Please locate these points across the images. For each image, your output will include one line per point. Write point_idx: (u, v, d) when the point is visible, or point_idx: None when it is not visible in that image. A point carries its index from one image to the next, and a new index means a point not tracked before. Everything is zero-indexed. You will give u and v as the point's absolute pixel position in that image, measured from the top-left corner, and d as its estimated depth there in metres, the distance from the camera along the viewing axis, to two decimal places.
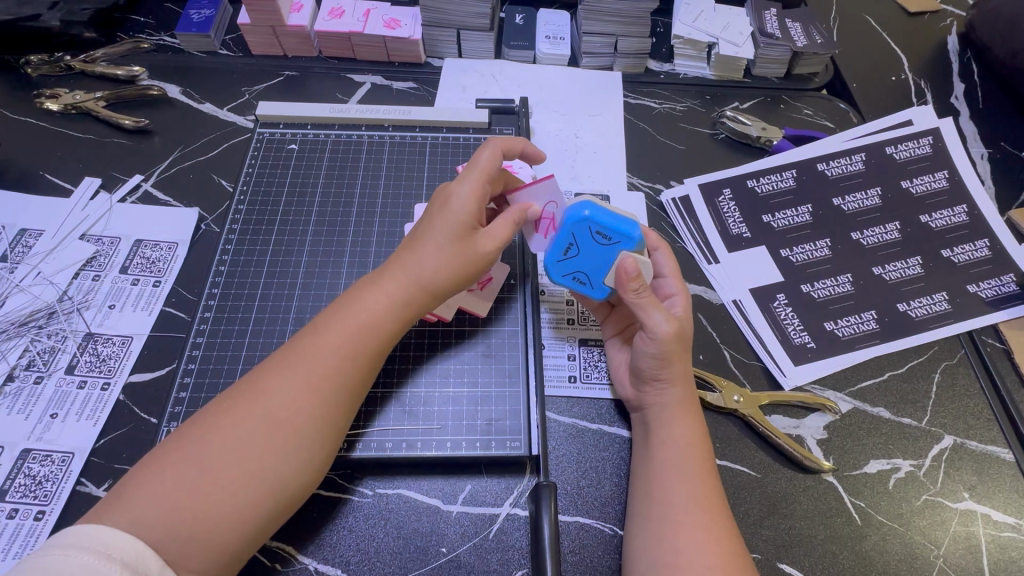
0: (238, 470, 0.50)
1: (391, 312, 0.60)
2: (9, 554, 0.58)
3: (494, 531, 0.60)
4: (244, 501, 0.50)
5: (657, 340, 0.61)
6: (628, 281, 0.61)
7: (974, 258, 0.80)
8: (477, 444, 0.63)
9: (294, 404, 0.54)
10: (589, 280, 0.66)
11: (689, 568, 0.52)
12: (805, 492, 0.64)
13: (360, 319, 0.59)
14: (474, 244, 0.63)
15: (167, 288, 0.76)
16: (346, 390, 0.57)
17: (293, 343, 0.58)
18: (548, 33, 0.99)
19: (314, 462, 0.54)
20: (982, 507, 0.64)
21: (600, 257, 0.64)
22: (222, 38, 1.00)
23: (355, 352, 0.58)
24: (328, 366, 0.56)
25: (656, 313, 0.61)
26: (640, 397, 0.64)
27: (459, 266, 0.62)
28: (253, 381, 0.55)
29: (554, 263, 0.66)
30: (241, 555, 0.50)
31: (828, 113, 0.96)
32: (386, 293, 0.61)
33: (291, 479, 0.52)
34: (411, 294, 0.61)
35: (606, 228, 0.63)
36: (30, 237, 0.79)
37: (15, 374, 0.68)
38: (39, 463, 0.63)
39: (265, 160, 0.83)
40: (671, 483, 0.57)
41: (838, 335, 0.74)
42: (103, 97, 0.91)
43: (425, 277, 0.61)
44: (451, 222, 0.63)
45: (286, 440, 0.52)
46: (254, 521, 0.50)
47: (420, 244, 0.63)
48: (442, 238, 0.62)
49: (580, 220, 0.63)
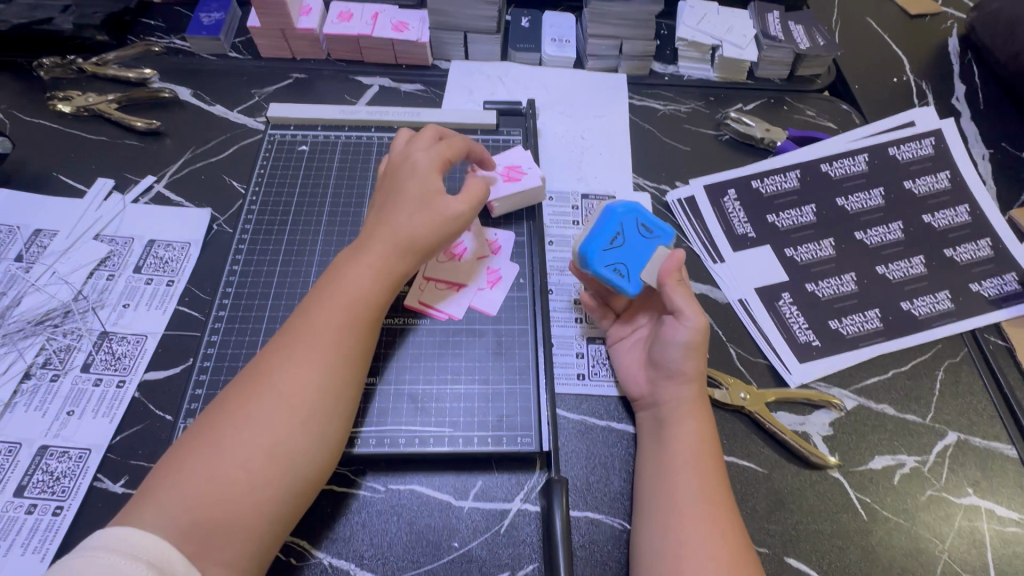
0: (253, 449, 0.51)
1: (376, 282, 0.62)
2: (29, 549, 0.59)
3: (505, 526, 0.61)
4: (263, 479, 0.51)
5: (696, 327, 0.63)
6: (673, 267, 0.66)
7: (976, 257, 0.81)
8: (488, 440, 0.64)
9: (299, 380, 0.55)
10: (629, 273, 0.67)
11: (693, 562, 0.54)
12: (812, 488, 0.65)
13: (350, 292, 0.60)
14: (446, 208, 0.66)
15: (180, 287, 0.77)
16: (347, 364, 0.58)
17: (289, 326, 0.59)
18: (554, 36, 1.00)
19: (327, 434, 0.55)
20: (986, 502, 0.65)
21: (639, 249, 0.68)
22: (232, 41, 1.01)
23: (351, 327, 0.59)
24: (326, 343, 0.57)
25: (696, 303, 0.65)
26: (655, 393, 0.66)
27: (435, 229, 0.65)
28: (257, 368, 0.56)
29: (597, 252, 0.67)
30: (273, 535, 0.51)
31: (831, 114, 0.97)
32: (367, 260, 0.62)
33: (306, 453, 0.53)
34: (392, 260, 0.63)
35: (649, 223, 0.69)
36: (45, 237, 0.80)
37: (31, 373, 0.69)
38: (56, 459, 0.64)
39: (277, 161, 0.85)
40: (681, 479, 0.59)
41: (843, 332, 0.75)
42: (115, 100, 0.92)
43: (403, 242, 0.63)
44: (421, 189, 0.65)
45: (293, 414, 0.53)
46: (276, 500, 0.51)
47: (392, 212, 0.65)
48: (409, 202, 0.65)
49: (624, 215, 0.69)
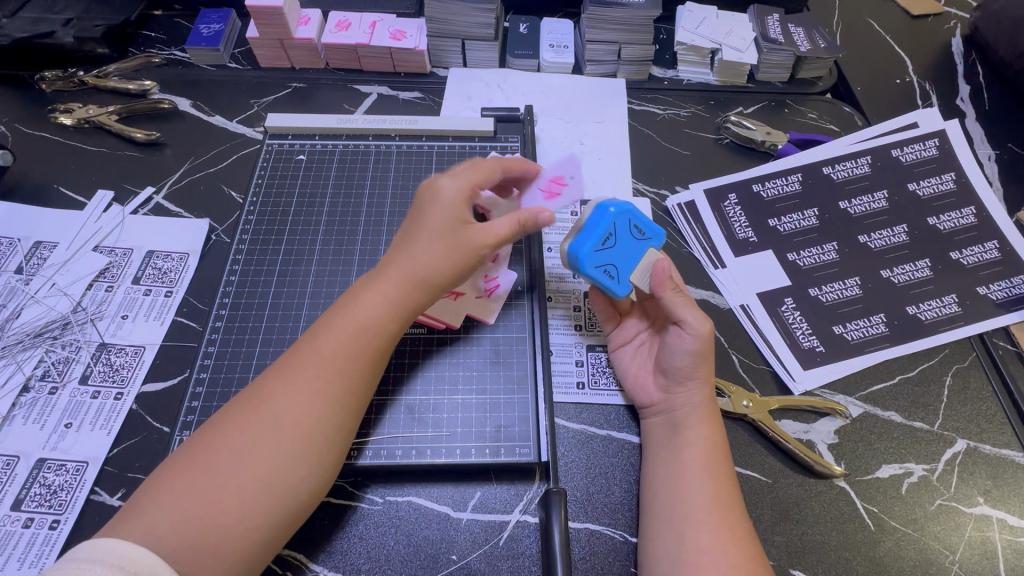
0: (248, 475, 0.50)
1: (386, 310, 0.60)
2: (25, 563, 0.58)
3: (504, 538, 0.60)
4: (253, 506, 0.50)
5: (699, 337, 0.62)
6: (667, 277, 0.65)
7: (984, 260, 0.80)
8: (486, 451, 0.64)
9: (299, 408, 0.54)
10: (619, 275, 0.66)
11: (708, 569, 0.52)
12: (817, 497, 0.64)
13: (358, 319, 0.59)
14: (467, 242, 0.63)
15: (179, 298, 0.77)
16: (350, 394, 0.57)
17: (294, 349, 0.58)
18: (552, 42, 1.00)
19: (324, 466, 0.54)
20: (997, 511, 0.64)
21: (632, 250, 0.67)
22: (232, 52, 1.02)
23: (356, 356, 0.58)
24: (331, 371, 0.56)
25: (695, 310, 0.64)
26: (670, 399, 0.64)
27: (455, 260, 0.62)
28: (258, 390, 0.55)
29: (590, 251, 0.65)
30: (258, 559, 0.50)
31: (833, 117, 0.96)
32: (383, 288, 0.61)
33: (300, 483, 0.52)
34: (406, 289, 0.61)
35: (642, 223, 0.67)
36: (45, 249, 0.80)
37: (30, 385, 0.69)
38: (54, 472, 0.63)
39: (275, 170, 0.85)
40: (693, 483, 0.58)
41: (848, 339, 0.74)
42: (115, 111, 0.92)
43: (418, 271, 0.61)
44: (444, 218, 0.63)
45: (292, 444, 0.53)
46: (264, 528, 0.50)
47: (413, 238, 0.63)
48: (432, 232, 0.63)
49: (615, 215, 0.66)
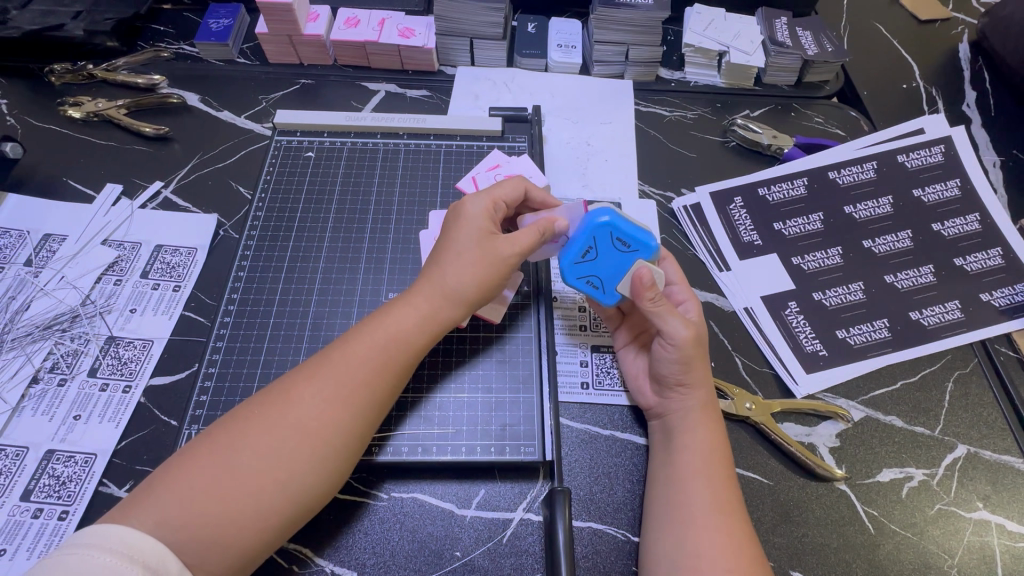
0: (265, 477, 0.51)
1: (417, 325, 0.61)
2: (34, 552, 0.59)
3: (508, 535, 0.61)
4: (269, 507, 0.50)
5: (678, 346, 0.62)
6: (645, 290, 0.62)
7: (987, 266, 0.80)
8: (491, 449, 0.64)
9: (322, 415, 0.54)
10: (603, 285, 0.66)
11: (709, 571, 0.53)
12: (818, 499, 0.64)
13: (390, 332, 0.60)
14: (496, 252, 0.63)
15: (186, 293, 0.77)
16: (371, 405, 0.57)
17: (322, 354, 0.59)
18: (561, 42, 1.00)
19: (338, 472, 0.54)
20: (996, 517, 0.64)
21: (618, 262, 0.65)
22: (240, 47, 1.02)
23: (382, 366, 0.58)
24: (356, 380, 0.57)
25: (674, 319, 0.62)
26: (664, 403, 0.65)
27: (487, 274, 0.63)
28: (283, 390, 0.56)
29: (569, 266, 0.65)
30: (262, 555, 0.51)
31: (840, 121, 0.96)
32: (415, 305, 0.62)
33: (313, 489, 0.53)
34: (438, 308, 0.62)
35: (627, 236, 0.64)
36: (54, 242, 0.80)
37: (39, 376, 0.70)
38: (62, 464, 0.64)
39: (283, 166, 0.85)
40: (695, 487, 0.58)
41: (850, 343, 0.75)
42: (124, 105, 0.92)
43: (451, 289, 0.62)
44: (470, 233, 0.64)
45: (311, 452, 0.53)
46: (275, 529, 0.51)
47: (444, 256, 0.64)
48: (461, 250, 0.64)
49: (601, 225, 0.63)
